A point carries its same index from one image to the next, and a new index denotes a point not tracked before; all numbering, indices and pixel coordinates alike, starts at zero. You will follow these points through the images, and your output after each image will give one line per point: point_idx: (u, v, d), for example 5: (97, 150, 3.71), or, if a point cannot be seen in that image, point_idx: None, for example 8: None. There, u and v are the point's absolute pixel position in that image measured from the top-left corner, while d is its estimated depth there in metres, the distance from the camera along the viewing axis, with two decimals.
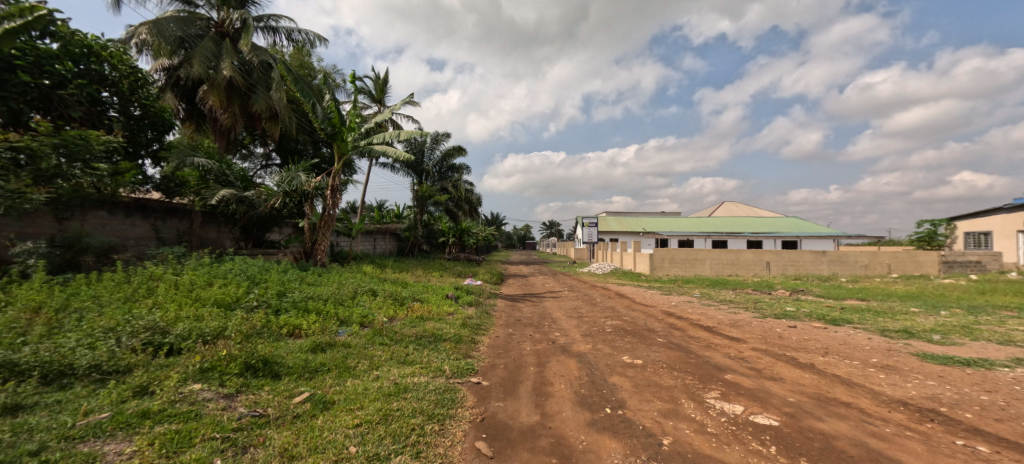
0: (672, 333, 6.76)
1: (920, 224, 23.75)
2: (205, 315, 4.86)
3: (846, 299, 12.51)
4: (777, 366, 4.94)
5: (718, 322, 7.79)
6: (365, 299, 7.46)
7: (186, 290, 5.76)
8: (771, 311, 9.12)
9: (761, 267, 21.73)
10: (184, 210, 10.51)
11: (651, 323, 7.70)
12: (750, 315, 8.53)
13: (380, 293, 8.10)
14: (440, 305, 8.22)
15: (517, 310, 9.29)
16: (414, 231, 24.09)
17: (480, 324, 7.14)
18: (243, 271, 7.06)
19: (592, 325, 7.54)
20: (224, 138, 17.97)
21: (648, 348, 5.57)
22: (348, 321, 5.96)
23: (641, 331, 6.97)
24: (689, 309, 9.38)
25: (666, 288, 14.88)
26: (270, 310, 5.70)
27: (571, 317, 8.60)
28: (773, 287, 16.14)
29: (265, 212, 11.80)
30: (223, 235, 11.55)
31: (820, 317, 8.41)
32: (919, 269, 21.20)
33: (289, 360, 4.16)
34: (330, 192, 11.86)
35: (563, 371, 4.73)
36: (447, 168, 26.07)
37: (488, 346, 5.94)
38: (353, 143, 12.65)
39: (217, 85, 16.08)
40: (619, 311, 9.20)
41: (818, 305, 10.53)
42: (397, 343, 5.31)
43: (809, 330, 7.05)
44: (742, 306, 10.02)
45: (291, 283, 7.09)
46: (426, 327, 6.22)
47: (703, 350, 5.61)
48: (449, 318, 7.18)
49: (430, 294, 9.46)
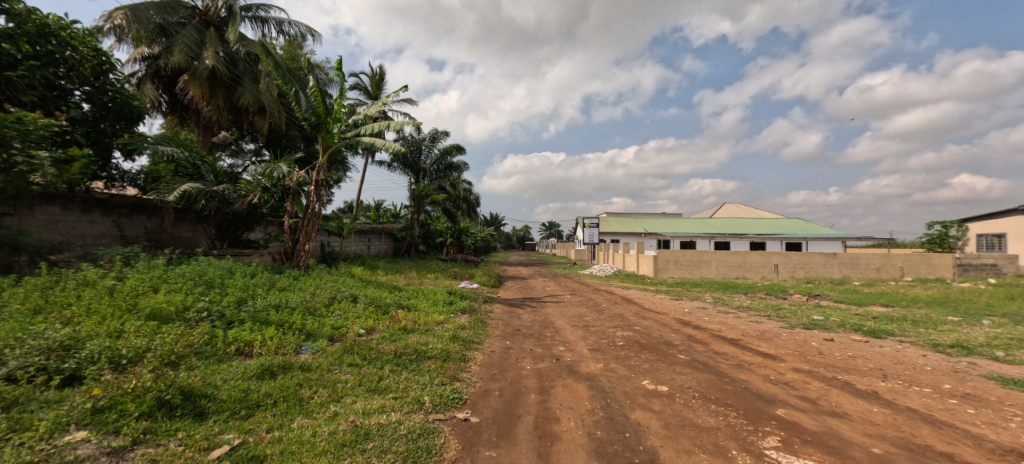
0: (694, 348, 5.85)
1: (931, 225, 22.84)
2: (131, 329, 3.95)
3: (870, 305, 11.62)
4: (834, 396, 4.06)
5: (742, 333, 6.88)
6: (342, 307, 6.51)
7: (124, 297, 4.87)
8: (798, 319, 8.21)
9: (770, 270, 20.81)
10: (154, 207, 9.65)
11: (668, 335, 6.80)
12: (776, 324, 7.62)
13: (361, 299, 7.16)
14: (430, 314, 7.27)
15: (515, 318, 8.36)
16: (410, 231, 23.07)
17: (473, 336, 6.21)
18: (200, 276, 6.14)
19: (600, 337, 6.65)
20: (207, 132, 17.03)
21: (671, 369, 4.69)
22: (317, 335, 5.05)
23: (658, 344, 6.05)
24: (705, 317, 8.48)
25: (673, 292, 13.97)
26: (221, 322, 4.80)
27: (576, 326, 7.68)
28: (786, 291, 15.25)
29: (243, 210, 10.85)
30: (198, 234, 10.62)
31: (855, 327, 7.50)
32: (933, 273, 20.33)
33: (222, 392, 3.26)
34: (314, 189, 10.92)
35: (572, 401, 3.82)
36: (445, 167, 25.12)
37: (480, 365, 5.02)
38: (340, 135, 11.67)
39: (198, 75, 15.12)
40: (629, 319, 8.30)
41: (844, 312, 9.62)
42: (370, 364, 4.42)
43: (850, 345, 6.14)
44: (762, 313, 9.10)
45: (257, 289, 6.16)
46: (407, 342, 5.29)
47: (736, 372, 4.72)
48: (437, 329, 6.26)
49: (420, 300, 8.50)
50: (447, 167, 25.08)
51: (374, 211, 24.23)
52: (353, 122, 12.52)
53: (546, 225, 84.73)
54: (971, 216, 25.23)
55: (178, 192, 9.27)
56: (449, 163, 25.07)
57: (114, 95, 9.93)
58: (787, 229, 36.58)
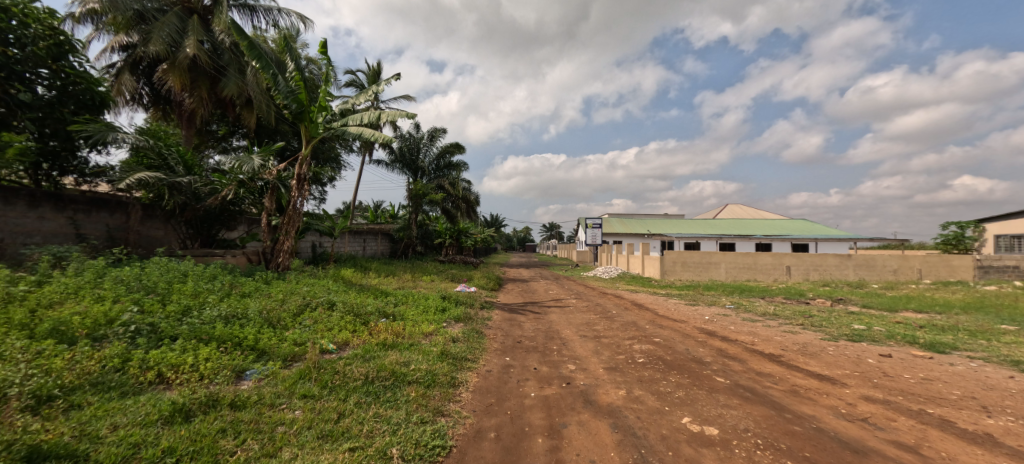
0: (731, 368, 4.87)
1: (949, 225, 21.85)
2: (8, 353, 3.00)
3: (900, 311, 10.64)
4: (940, 442, 3.09)
5: (782, 348, 5.89)
6: (312, 316, 5.52)
7: (28, 307, 3.93)
8: (836, 329, 7.21)
9: (782, 272, 19.78)
10: (119, 202, 8.74)
11: (695, 349, 5.81)
12: (815, 336, 6.62)
13: (338, 307, 6.18)
14: (419, 324, 6.29)
15: (516, 327, 7.37)
16: (408, 231, 22.12)
17: (465, 351, 5.22)
18: (142, 280, 5.16)
19: (615, 352, 5.68)
20: (190, 126, 16.06)
21: (714, 399, 3.72)
22: (274, 355, 4.08)
23: (687, 362, 5.06)
24: (730, 326, 7.51)
25: (686, 296, 12.95)
26: (149, 340, 3.85)
27: (585, 337, 6.69)
28: (804, 295, 14.25)
29: (217, 207, 9.89)
30: (169, 233, 9.66)
31: (908, 339, 6.51)
32: (953, 275, 19.34)
33: (99, 450, 2.34)
34: (296, 183, 10.00)
35: (593, 452, 2.85)
36: (444, 166, 24.12)
37: (473, 391, 4.03)
38: (324, 125, 10.71)
39: (178, 64, 14.18)
40: (646, 328, 7.30)
41: (882, 320, 8.60)
42: (331, 394, 3.45)
43: (916, 363, 5.16)
44: (793, 321, 8.13)
45: (210, 296, 5.18)
46: (383, 362, 4.30)
47: (796, 402, 3.75)
48: (423, 343, 5.26)
49: (408, 307, 7.50)
50: (446, 166, 24.09)
51: (370, 211, 23.33)
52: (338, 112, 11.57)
53: (546, 227, 83.87)
54: (988, 217, 24.32)
55: (131, 181, 8.22)
56: (448, 163, 24.12)
57: (74, 80, 8.85)
58: (794, 230, 35.57)
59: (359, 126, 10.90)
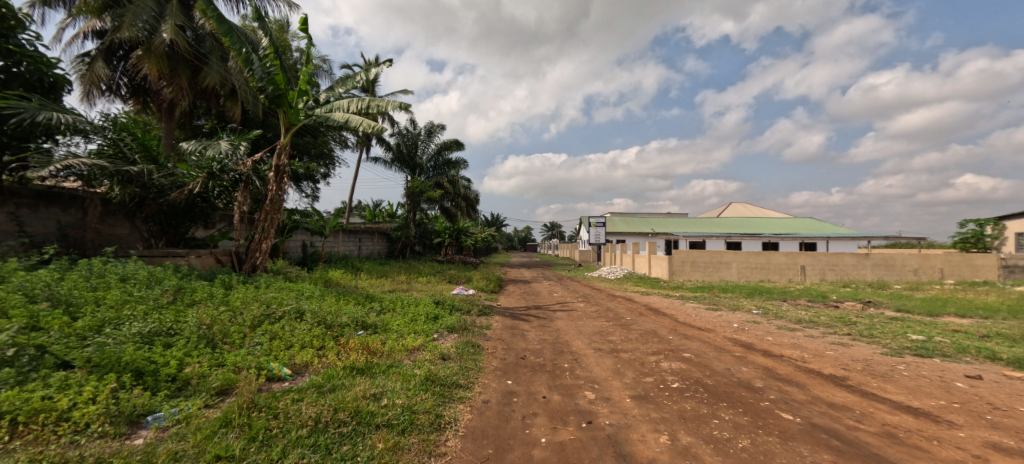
0: (793, 397, 3.84)
1: (969, 223, 20.74)
2: None
3: (943, 316, 9.59)
4: None
5: (842, 367, 4.84)
6: (270, 330, 4.50)
7: None
8: (893, 341, 6.16)
9: (797, 272, 18.65)
10: (73, 196, 7.69)
11: (737, 368, 4.76)
12: (874, 351, 5.58)
13: (307, 317, 5.15)
14: (403, 337, 5.23)
15: (519, 338, 6.33)
16: (405, 230, 20.99)
17: (458, 375, 4.18)
18: (52, 286, 4.13)
19: (640, 373, 4.64)
20: (171, 118, 14.99)
21: (796, 454, 2.72)
22: (197, 388, 3.07)
23: (735, 389, 4.02)
24: (769, 336, 6.46)
25: (703, 298, 11.90)
26: (22, 373, 2.83)
27: (601, 351, 5.64)
28: (829, 297, 13.12)
29: (184, 201, 8.83)
30: (131, 231, 8.62)
31: (985, 354, 5.47)
32: (978, 275, 18.29)
33: None
34: (274, 176, 8.99)
35: None
36: (442, 163, 23.04)
37: (464, 437, 3.01)
38: (306, 111, 9.62)
39: (155, 51, 13.12)
40: (671, 340, 6.25)
41: (936, 329, 7.52)
42: (257, 454, 2.43)
43: (1021, 389, 4.13)
44: (837, 329, 7.08)
45: (139, 307, 4.15)
46: (346, 394, 3.25)
47: (908, 457, 2.75)
48: (405, 365, 4.21)
49: (394, 316, 6.43)
50: (445, 163, 23.04)
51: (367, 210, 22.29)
52: (324, 99, 10.49)
53: (548, 227, 82.87)
54: (1009, 214, 23.24)
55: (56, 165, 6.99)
56: (446, 159, 23.06)
57: (20, 59, 7.71)
58: (803, 229, 34.46)
59: (346, 114, 9.82)
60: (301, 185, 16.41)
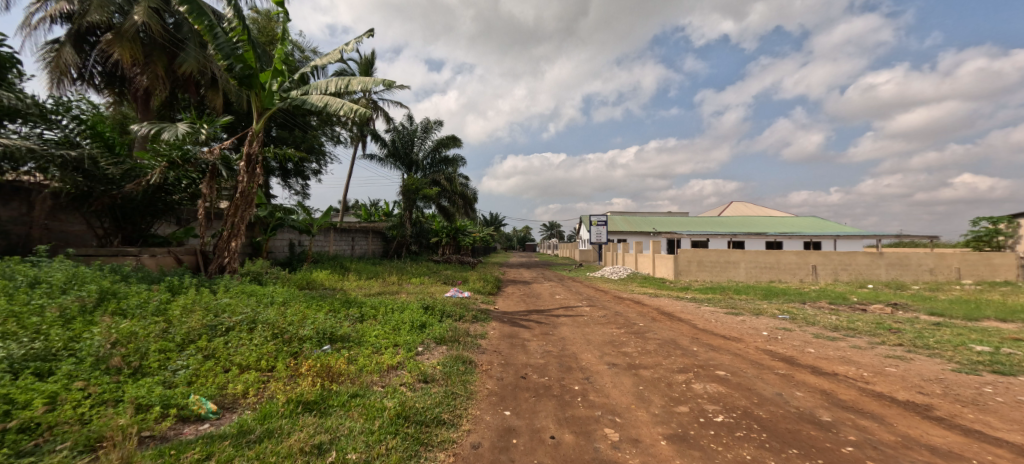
0: (879, 438, 2.93)
1: (983, 220, 19.83)
2: None
3: (985, 321, 8.63)
4: None
5: (918, 391, 3.91)
6: (203, 349, 3.55)
7: None
8: (958, 355, 5.23)
9: (809, 272, 17.69)
10: (15, 188, 6.74)
11: (790, 394, 3.82)
12: (943, 367, 4.65)
13: (260, 329, 4.21)
14: (378, 353, 4.31)
15: (519, 351, 5.38)
16: (402, 229, 19.94)
17: (441, 407, 3.24)
18: None
19: (670, 400, 3.71)
20: (148, 107, 14.05)
21: None
22: (58, 443, 2.16)
23: (800, 425, 3.12)
24: (812, 349, 5.51)
25: (718, 301, 10.96)
26: None
27: (616, 368, 4.71)
28: (850, 300, 12.12)
29: (143, 194, 7.90)
30: (85, 228, 7.69)
31: None
32: (996, 275, 17.39)
33: None
34: (245, 165, 8.01)
35: None
36: (439, 160, 22.04)
37: None
38: (281, 94, 8.68)
39: (126, 34, 12.09)
40: (698, 354, 5.30)
41: (991, 337, 6.57)
42: None
43: None
44: (883, 339, 6.13)
45: (28, 321, 3.21)
46: (275, 448, 2.31)
47: None
48: (374, 394, 3.27)
49: (373, 325, 5.51)
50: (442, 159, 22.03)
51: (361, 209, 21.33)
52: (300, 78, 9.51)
53: (548, 226, 82.05)
54: None
55: None
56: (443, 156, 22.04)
57: None
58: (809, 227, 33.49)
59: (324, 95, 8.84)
60: (289, 181, 15.48)
